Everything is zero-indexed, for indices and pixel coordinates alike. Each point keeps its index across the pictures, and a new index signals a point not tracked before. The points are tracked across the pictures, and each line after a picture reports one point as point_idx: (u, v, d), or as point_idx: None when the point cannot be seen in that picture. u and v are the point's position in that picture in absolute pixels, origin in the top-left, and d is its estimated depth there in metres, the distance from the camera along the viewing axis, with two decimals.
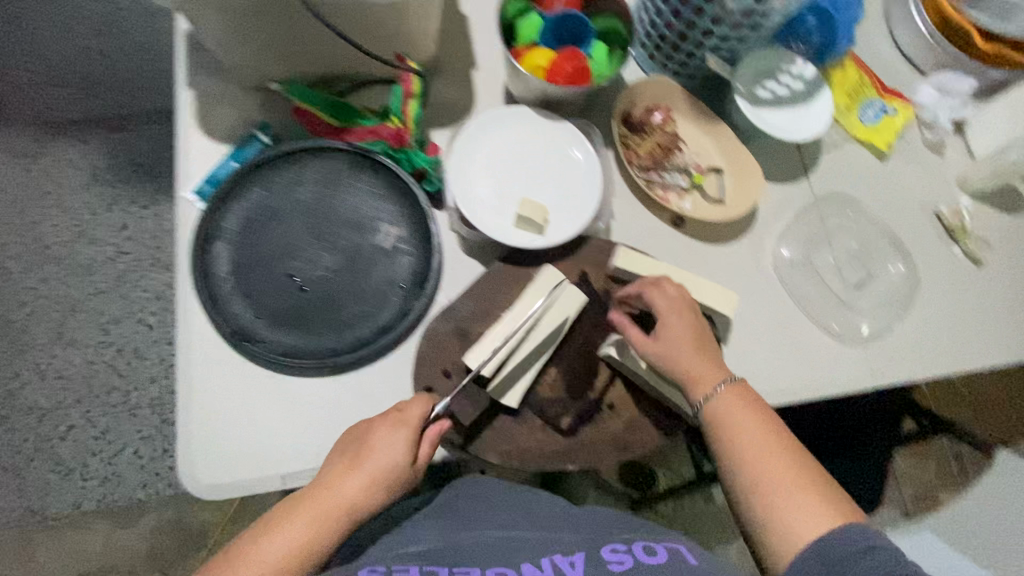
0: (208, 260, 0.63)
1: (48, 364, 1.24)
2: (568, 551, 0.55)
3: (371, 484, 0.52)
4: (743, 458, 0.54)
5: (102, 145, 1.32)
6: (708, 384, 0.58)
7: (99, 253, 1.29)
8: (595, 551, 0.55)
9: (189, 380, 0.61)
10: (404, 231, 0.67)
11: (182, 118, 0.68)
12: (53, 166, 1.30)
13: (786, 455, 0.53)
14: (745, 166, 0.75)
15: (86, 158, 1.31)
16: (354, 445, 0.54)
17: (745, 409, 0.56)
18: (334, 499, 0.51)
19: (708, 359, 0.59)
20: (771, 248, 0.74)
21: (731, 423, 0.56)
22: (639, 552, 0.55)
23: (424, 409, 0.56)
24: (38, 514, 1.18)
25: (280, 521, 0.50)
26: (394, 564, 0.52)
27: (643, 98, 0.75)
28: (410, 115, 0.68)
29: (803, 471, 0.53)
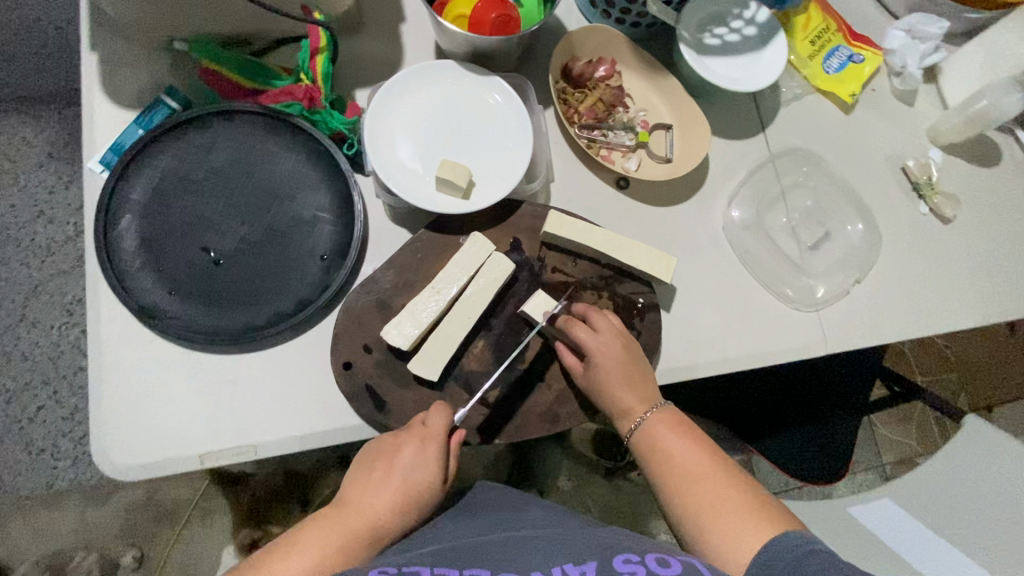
0: (115, 238, 0.60)
1: (14, 347, 1.18)
2: (581, 559, 0.47)
3: (406, 501, 0.53)
4: (678, 475, 0.54)
5: (57, 121, 1.22)
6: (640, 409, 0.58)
7: (61, 234, 1.21)
8: (609, 559, 0.47)
9: (100, 358, 0.59)
10: (325, 199, 0.63)
11: (85, 81, 0.64)
12: (6, 143, 1.20)
13: (719, 470, 0.54)
14: (694, 120, 0.69)
15: (40, 134, 1.21)
16: (383, 459, 0.54)
17: (677, 431, 0.56)
18: (368, 517, 0.51)
19: (641, 384, 0.59)
20: (721, 210, 0.70)
21: (664, 442, 0.56)
22: (654, 563, 0.47)
23: (449, 420, 0.56)
24: (11, 495, 1.15)
25: (305, 539, 0.49)
26: (405, 566, 0.47)
27: (585, 49, 0.70)
28: (319, 71, 0.63)
29: (737, 486, 0.53)
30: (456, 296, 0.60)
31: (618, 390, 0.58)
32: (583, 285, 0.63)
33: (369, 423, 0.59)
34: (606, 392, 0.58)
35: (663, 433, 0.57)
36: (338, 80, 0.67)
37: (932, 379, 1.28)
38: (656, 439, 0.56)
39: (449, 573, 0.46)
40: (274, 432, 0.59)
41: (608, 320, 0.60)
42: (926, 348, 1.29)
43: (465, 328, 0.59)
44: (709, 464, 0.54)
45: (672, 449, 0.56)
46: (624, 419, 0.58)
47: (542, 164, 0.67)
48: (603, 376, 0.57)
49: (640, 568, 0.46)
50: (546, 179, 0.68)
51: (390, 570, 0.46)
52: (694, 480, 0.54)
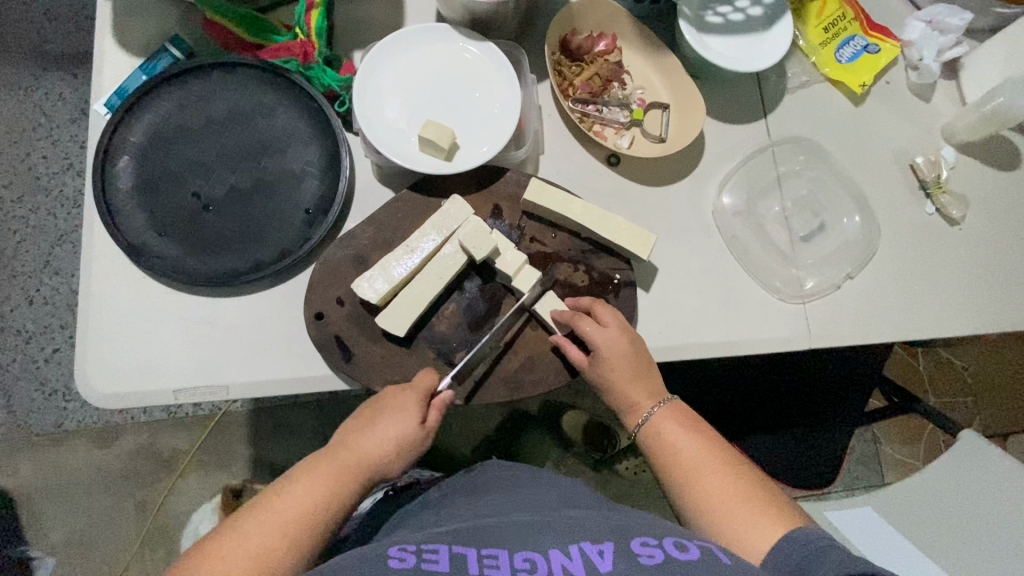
0: (111, 176, 0.62)
1: (36, 291, 1.24)
2: (597, 538, 0.47)
3: (389, 445, 0.52)
4: (684, 470, 0.54)
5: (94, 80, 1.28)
6: (642, 408, 0.58)
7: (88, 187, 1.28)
8: (625, 541, 0.46)
9: (89, 290, 0.61)
10: (315, 155, 0.64)
11: (98, 26, 0.66)
12: (45, 99, 1.27)
13: (726, 467, 0.53)
14: (690, 100, 0.68)
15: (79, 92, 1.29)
16: (366, 411, 0.54)
17: (680, 428, 0.56)
18: (352, 459, 0.51)
19: (646, 382, 0.58)
20: (712, 194, 0.69)
21: (667, 438, 0.56)
22: (671, 546, 0.45)
23: (431, 377, 0.56)
24: (23, 430, 1.21)
25: (289, 484, 0.49)
26: (424, 543, 0.47)
27: (586, 22, 0.69)
28: (311, 25, 0.64)
29: (745, 481, 0.52)
30: (431, 254, 0.60)
31: (623, 384, 0.58)
32: (560, 256, 0.63)
33: (346, 377, 0.60)
34: (613, 386, 0.58)
35: (669, 428, 0.56)
36: (335, 39, 0.68)
37: (946, 400, 1.23)
38: (661, 441, 0.56)
39: (468, 551, 0.46)
40: (246, 376, 0.61)
41: (613, 313, 0.59)
42: (941, 367, 1.24)
43: (437, 287, 0.59)
44: (716, 459, 0.54)
45: (678, 443, 0.55)
46: (632, 413, 0.58)
47: (530, 133, 0.67)
48: (608, 368, 0.57)
49: (658, 551, 0.45)
50: (535, 149, 0.68)
51: (409, 547, 0.46)
52: (703, 474, 0.53)
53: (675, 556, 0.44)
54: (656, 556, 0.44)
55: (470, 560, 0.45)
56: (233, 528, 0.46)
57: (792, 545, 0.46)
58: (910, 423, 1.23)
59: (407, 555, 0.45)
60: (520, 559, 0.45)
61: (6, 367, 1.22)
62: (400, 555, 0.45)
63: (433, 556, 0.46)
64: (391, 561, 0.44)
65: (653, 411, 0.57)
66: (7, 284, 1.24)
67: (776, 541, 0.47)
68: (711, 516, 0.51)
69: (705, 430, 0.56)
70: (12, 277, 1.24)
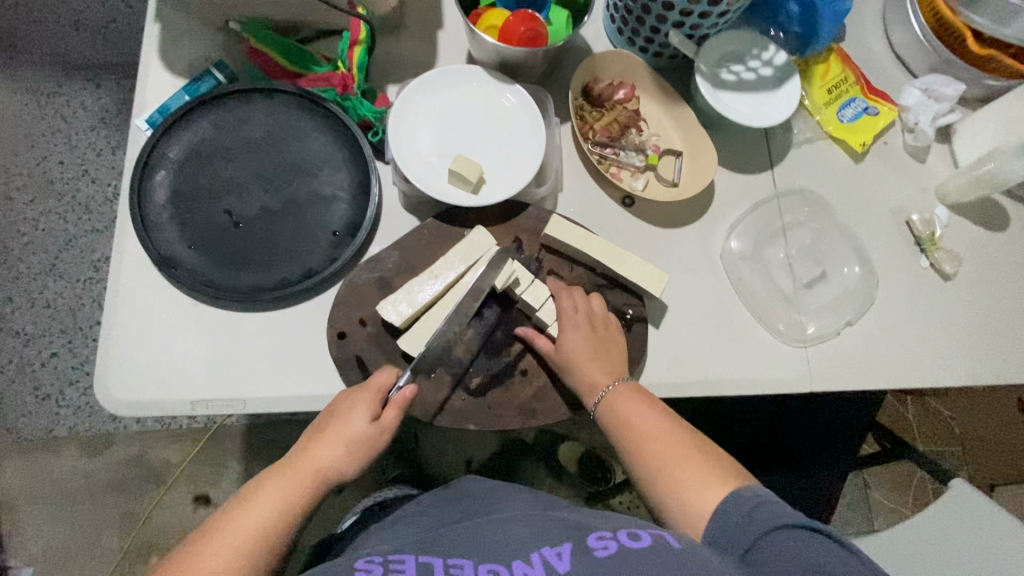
0: (148, 190, 0.64)
1: (40, 293, 1.32)
2: (556, 540, 0.49)
3: (345, 448, 0.55)
4: (637, 445, 0.55)
5: (114, 91, 1.40)
6: (599, 385, 0.59)
7: (99, 193, 1.38)
8: (583, 538, 0.49)
9: (117, 298, 0.62)
10: (345, 181, 0.67)
11: (146, 49, 0.70)
12: (66, 106, 1.38)
13: (677, 439, 0.55)
14: (703, 149, 0.72)
15: (98, 102, 1.39)
16: (327, 416, 0.57)
17: (634, 402, 0.57)
18: (311, 465, 0.54)
19: (604, 361, 0.60)
20: (720, 238, 0.72)
21: (622, 414, 0.57)
22: (624, 538, 0.48)
23: (389, 379, 0.58)
24: (14, 434, 1.26)
25: (252, 493, 0.52)
26: (391, 555, 0.51)
27: (608, 72, 0.74)
28: (354, 61, 0.67)
29: (695, 450, 0.54)
30: (454, 280, 0.63)
31: (587, 364, 0.59)
32: None
33: None
34: (576, 365, 0.59)
35: (624, 403, 0.57)
36: (371, 72, 0.72)
37: (934, 449, 1.25)
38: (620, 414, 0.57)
39: (433, 561, 0.49)
40: (263, 390, 0.62)
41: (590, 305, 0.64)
42: (928, 416, 1.26)
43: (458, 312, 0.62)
44: (671, 428, 0.55)
45: (631, 418, 0.56)
46: (591, 391, 0.59)
47: (551, 171, 0.70)
48: (575, 346, 0.60)
49: (612, 543, 0.48)
50: (555, 186, 0.71)
51: (376, 560, 0.50)
52: (655, 446, 0.54)
53: (627, 544, 0.47)
54: (611, 547, 0.47)
55: (435, 567, 0.49)
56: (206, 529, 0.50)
57: (732, 507, 0.48)
58: (898, 469, 1.25)
59: (373, 566, 0.49)
60: (483, 571, 0.47)
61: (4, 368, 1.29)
62: (367, 567, 0.49)
63: (399, 566, 0.49)
64: (357, 572, 0.49)
65: (610, 389, 0.58)
66: (11, 286, 1.32)
67: (721, 505, 0.49)
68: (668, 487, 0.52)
69: (657, 404, 0.58)
70: (17, 279, 1.33)
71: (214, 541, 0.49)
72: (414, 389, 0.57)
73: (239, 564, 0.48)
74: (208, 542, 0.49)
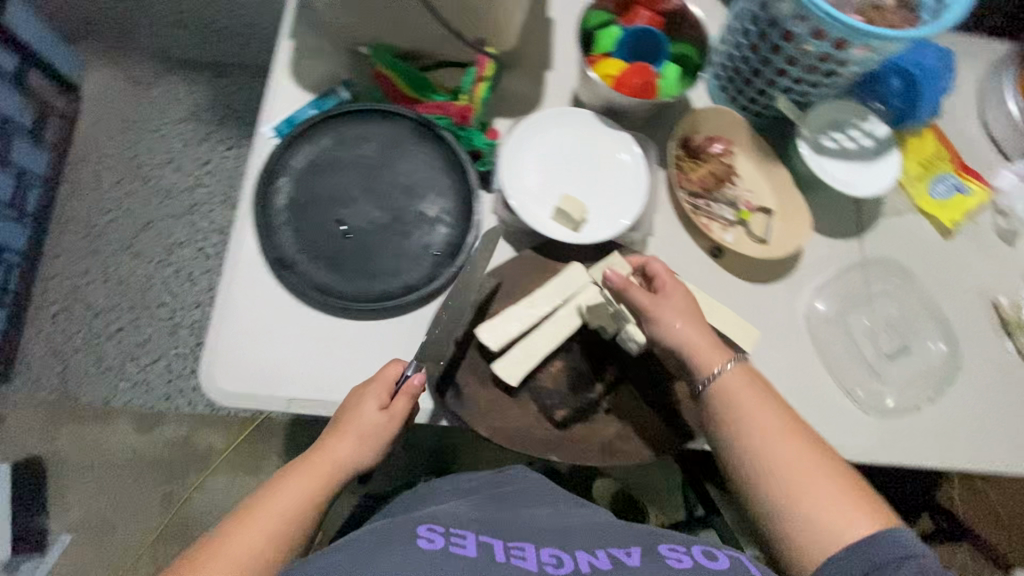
0: (270, 193, 0.68)
1: (115, 270, 1.39)
2: (626, 544, 0.54)
3: (363, 442, 0.59)
4: (754, 435, 0.54)
5: (207, 88, 1.50)
6: (715, 363, 0.57)
7: (181, 180, 1.46)
8: (654, 546, 0.53)
9: (228, 291, 0.66)
10: (450, 205, 0.71)
11: (278, 63, 0.74)
12: (162, 98, 1.49)
13: (798, 440, 0.54)
14: (796, 212, 0.74)
15: (191, 97, 1.50)
16: (343, 414, 0.60)
17: (749, 388, 0.56)
18: (332, 459, 0.58)
19: (714, 341, 0.59)
20: (805, 300, 0.73)
21: (737, 397, 0.56)
22: (700, 555, 0.51)
23: (401, 375, 0.61)
24: (71, 402, 1.31)
25: (276, 487, 0.56)
26: (453, 527, 0.53)
27: (706, 127, 0.76)
28: (477, 95, 0.71)
29: (812, 453, 0.53)
30: (550, 312, 0.64)
31: (704, 343, 0.58)
32: None
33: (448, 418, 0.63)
34: (678, 329, 0.59)
35: (741, 387, 0.56)
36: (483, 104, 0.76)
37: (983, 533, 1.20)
38: (735, 394, 0.56)
39: (494, 542, 0.52)
40: None
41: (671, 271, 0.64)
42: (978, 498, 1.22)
43: (551, 345, 0.63)
44: (795, 429, 0.54)
45: (747, 404, 0.55)
46: (703, 366, 0.58)
47: (646, 216, 0.72)
48: (670, 307, 0.60)
49: (685, 557, 0.51)
50: (647, 231, 0.73)
51: (438, 530, 0.52)
52: (770, 442, 0.53)
53: (703, 563, 0.50)
54: (684, 561, 0.50)
55: (497, 548, 0.51)
56: (230, 523, 0.53)
57: (871, 546, 0.49)
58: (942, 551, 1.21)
59: (435, 536, 0.50)
60: (546, 554, 0.51)
61: (71, 338, 1.35)
62: (430, 535, 0.50)
63: (460, 539, 0.51)
64: (421, 539, 0.50)
65: (727, 367, 0.57)
66: (90, 259, 1.40)
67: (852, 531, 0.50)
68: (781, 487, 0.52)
69: (771, 393, 0.57)
70: (96, 253, 1.40)
71: (246, 533, 0.52)
72: (424, 381, 0.60)
73: (272, 550, 0.52)
74: (239, 534, 0.52)
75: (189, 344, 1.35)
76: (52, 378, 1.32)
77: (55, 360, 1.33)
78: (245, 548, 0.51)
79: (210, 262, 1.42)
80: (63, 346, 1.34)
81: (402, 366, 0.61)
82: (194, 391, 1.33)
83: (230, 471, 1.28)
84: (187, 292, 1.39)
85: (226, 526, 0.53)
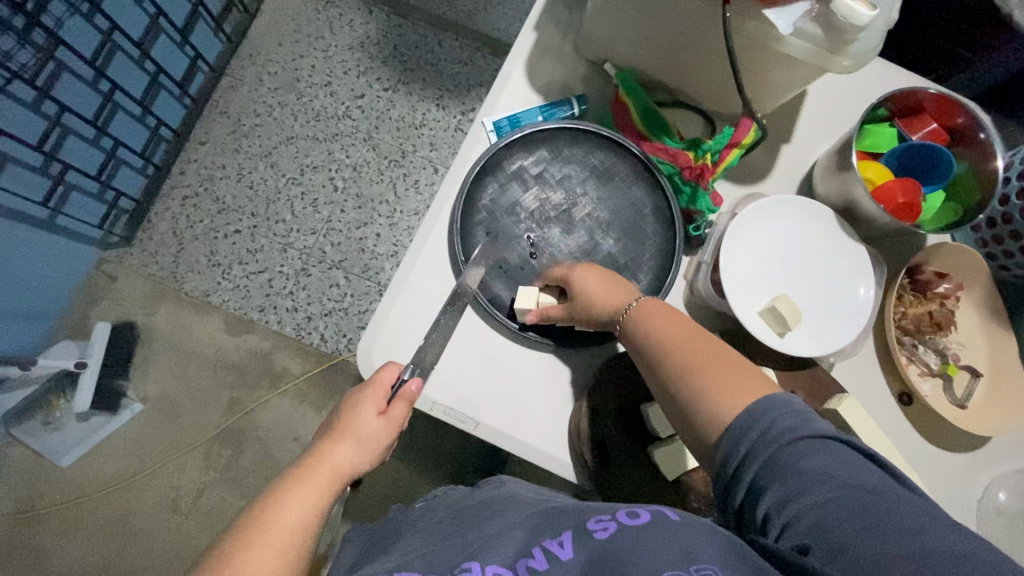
0: (474, 191, 0.67)
1: (249, 173, 1.42)
2: (558, 529, 0.46)
3: (366, 445, 0.57)
4: (676, 353, 0.52)
5: (382, 23, 1.49)
6: (622, 302, 0.59)
7: (331, 105, 1.46)
8: (582, 523, 0.45)
9: (407, 276, 0.66)
10: (644, 259, 0.68)
11: (515, 54, 0.71)
12: (337, 19, 1.49)
13: (724, 361, 0.50)
14: (1015, 389, 0.65)
15: (364, 27, 1.49)
16: (344, 419, 0.58)
17: (661, 311, 0.56)
18: (340, 465, 0.55)
19: (624, 289, 0.60)
20: (987, 485, 0.66)
21: (649, 317, 0.56)
22: (623, 517, 0.44)
23: (396, 378, 0.60)
24: (177, 285, 1.36)
25: (285, 497, 0.51)
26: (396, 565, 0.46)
27: (944, 262, 0.67)
28: (722, 162, 0.62)
29: (742, 376, 0.49)
30: None
31: (606, 288, 0.59)
32: None
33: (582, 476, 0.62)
34: (611, 296, 0.59)
35: (653, 311, 0.56)
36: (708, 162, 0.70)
37: None
38: (647, 315, 0.56)
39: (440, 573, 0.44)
40: (497, 421, 0.63)
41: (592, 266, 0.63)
42: None
43: None
44: (695, 333, 0.54)
45: (661, 325, 0.55)
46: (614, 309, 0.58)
47: None
48: (610, 294, 0.59)
49: (611, 525, 0.44)
50: None
51: (379, 574, 0.45)
52: (683, 350, 0.52)
53: (627, 526, 0.43)
54: (609, 530, 0.43)
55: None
56: (234, 544, 0.47)
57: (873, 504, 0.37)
58: None
59: None
60: (489, 574, 0.44)
61: (192, 225, 1.39)
62: None
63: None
64: None
65: (634, 303, 0.58)
66: (229, 156, 1.43)
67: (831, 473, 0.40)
68: (760, 414, 0.44)
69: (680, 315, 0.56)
70: (236, 152, 1.43)
71: (256, 551, 0.47)
72: (420, 382, 0.60)
73: (283, 566, 0.48)
74: (248, 554, 0.47)
75: (294, 267, 1.37)
76: (166, 257, 1.37)
77: (173, 241, 1.38)
78: (259, 568, 0.46)
79: (334, 194, 1.42)
80: (183, 231, 1.38)
81: (396, 368, 0.61)
82: (286, 312, 1.35)
83: (297, 399, 1.31)
84: (307, 217, 1.40)
85: (228, 549, 0.47)
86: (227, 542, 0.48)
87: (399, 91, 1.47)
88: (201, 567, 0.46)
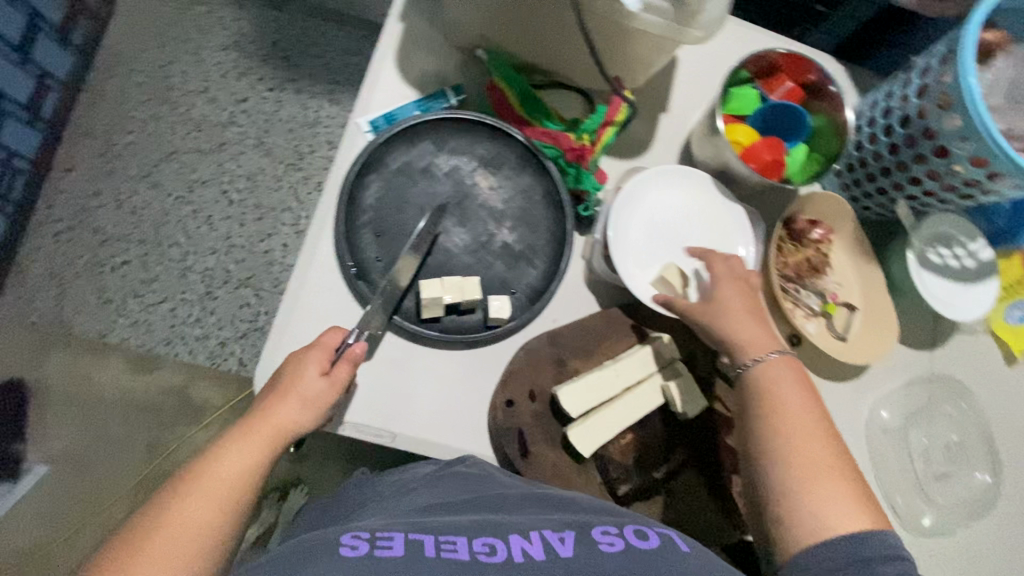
0: (356, 197, 0.64)
1: (129, 198, 1.30)
2: (558, 526, 0.46)
3: (308, 405, 0.55)
4: (785, 431, 0.51)
5: (256, 19, 1.39)
6: (760, 350, 0.56)
7: (212, 113, 1.35)
8: (588, 531, 0.46)
9: (298, 295, 0.62)
10: (541, 244, 0.68)
11: (383, 47, 0.68)
12: (205, 19, 1.37)
13: (821, 445, 0.51)
14: (883, 318, 0.72)
15: (237, 24, 1.38)
16: (286, 379, 0.56)
17: (791, 381, 0.54)
18: (280, 424, 0.54)
19: (762, 326, 0.58)
20: (868, 407, 0.73)
21: (773, 388, 0.54)
22: (632, 535, 0.46)
23: (340, 339, 0.58)
24: (66, 330, 1.24)
25: (222, 451, 0.51)
26: (379, 530, 0.44)
27: (813, 210, 0.72)
28: (601, 140, 0.64)
29: (839, 466, 0.50)
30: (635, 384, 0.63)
31: (741, 313, 0.58)
32: None
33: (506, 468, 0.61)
34: (725, 316, 0.58)
35: (782, 378, 0.54)
36: None
37: None
38: (771, 382, 0.54)
39: (425, 538, 0.44)
40: (413, 429, 0.63)
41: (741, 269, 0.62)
42: None
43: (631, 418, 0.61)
44: (820, 421, 0.52)
45: (785, 396, 0.53)
46: (745, 348, 0.57)
47: None
48: (734, 314, 0.58)
49: (617, 540, 0.45)
50: None
51: (363, 536, 0.43)
52: (806, 436, 0.51)
53: (636, 544, 0.45)
54: (617, 544, 0.45)
55: (427, 544, 0.43)
56: (169, 491, 0.48)
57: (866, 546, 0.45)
58: None
59: (360, 542, 0.42)
60: (479, 542, 0.44)
61: (72, 262, 1.26)
62: (354, 542, 0.42)
63: (387, 542, 0.43)
64: (342, 549, 0.41)
65: (773, 357, 0.56)
66: (104, 181, 1.30)
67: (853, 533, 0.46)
68: (831, 525, 0.47)
69: (812, 393, 0.55)
70: (110, 176, 1.30)
71: (191, 500, 0.47)
72: (363, 347, 0.58)
73: (219, 515, 0.48)
74: (184, 500, 0.47)
75: (198, 292, 1.28)
76: (47, 301, 1.24)
77: (52, 282, 1.25)
78: (193, 514, 0.47)
79: (231, 209, 1.33)
80: (62, 270, 1.25)
81: (339, 331, 0.59)
82: (196, 340, 1.27)
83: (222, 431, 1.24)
84: (203, 237, 1.30)
85: (166, 493, 0.48)
86: (167, 486, 0.49)
87: (286, 90, 1.38)
88: (140, 513, 0.47)
